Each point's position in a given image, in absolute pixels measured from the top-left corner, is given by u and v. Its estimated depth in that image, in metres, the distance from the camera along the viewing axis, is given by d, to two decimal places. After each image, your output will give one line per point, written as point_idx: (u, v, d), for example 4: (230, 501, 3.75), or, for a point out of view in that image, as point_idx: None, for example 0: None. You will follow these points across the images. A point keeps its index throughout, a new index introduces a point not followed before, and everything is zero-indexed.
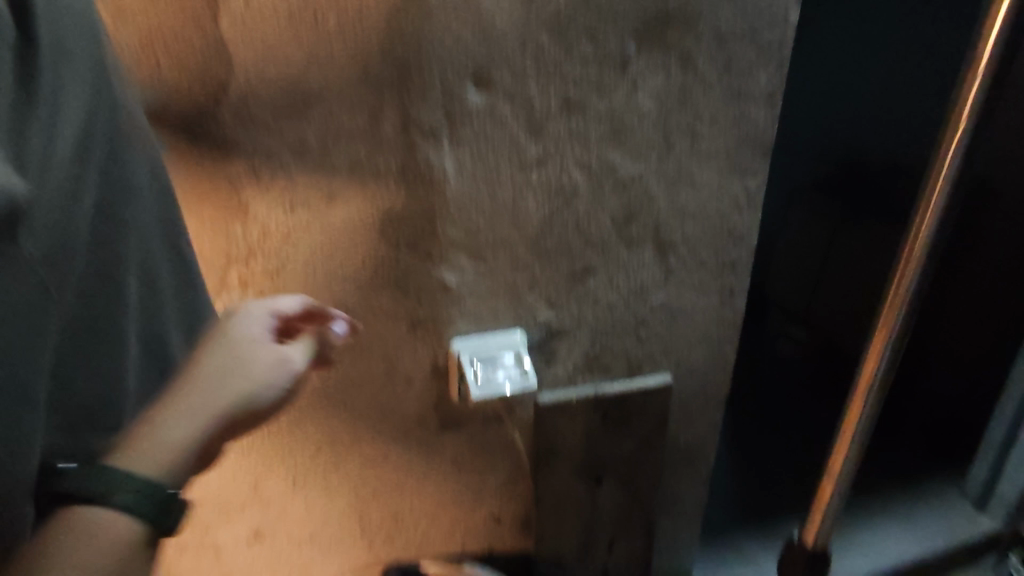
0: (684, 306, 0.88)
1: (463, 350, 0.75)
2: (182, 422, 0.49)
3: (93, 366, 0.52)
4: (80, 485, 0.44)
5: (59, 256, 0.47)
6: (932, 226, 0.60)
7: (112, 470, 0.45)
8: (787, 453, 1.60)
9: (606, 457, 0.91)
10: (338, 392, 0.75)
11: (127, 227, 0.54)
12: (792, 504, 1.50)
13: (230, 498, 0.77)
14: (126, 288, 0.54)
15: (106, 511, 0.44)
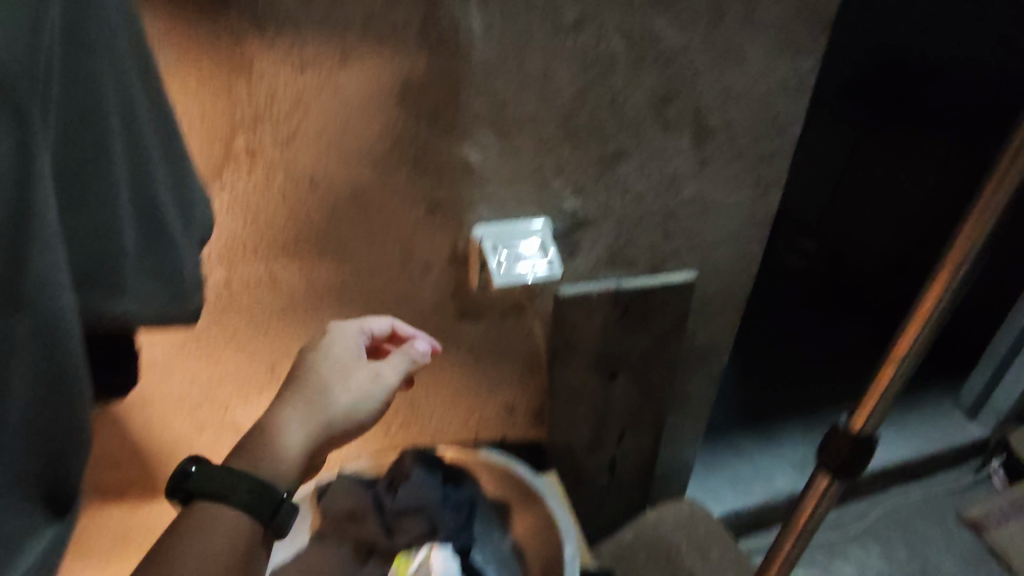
0: (716, 200, 0.83)
1: (485, 236, 0.71)
2: (304, 417, 0.56)
3: (88, 224, 0.44)
4: (203, 485, 0.50)
5: (23, 78, 0.38)
6: None
7: (233, 472, 0.51)
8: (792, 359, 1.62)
9: (622, 352, 0.90)
10: (353, 277, 0.72)
11: (104, 60, 0.43)
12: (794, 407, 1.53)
13: (247, 380, 0.75)
14: (115, 137, 0.44)
15: (227, 508, 0.50)
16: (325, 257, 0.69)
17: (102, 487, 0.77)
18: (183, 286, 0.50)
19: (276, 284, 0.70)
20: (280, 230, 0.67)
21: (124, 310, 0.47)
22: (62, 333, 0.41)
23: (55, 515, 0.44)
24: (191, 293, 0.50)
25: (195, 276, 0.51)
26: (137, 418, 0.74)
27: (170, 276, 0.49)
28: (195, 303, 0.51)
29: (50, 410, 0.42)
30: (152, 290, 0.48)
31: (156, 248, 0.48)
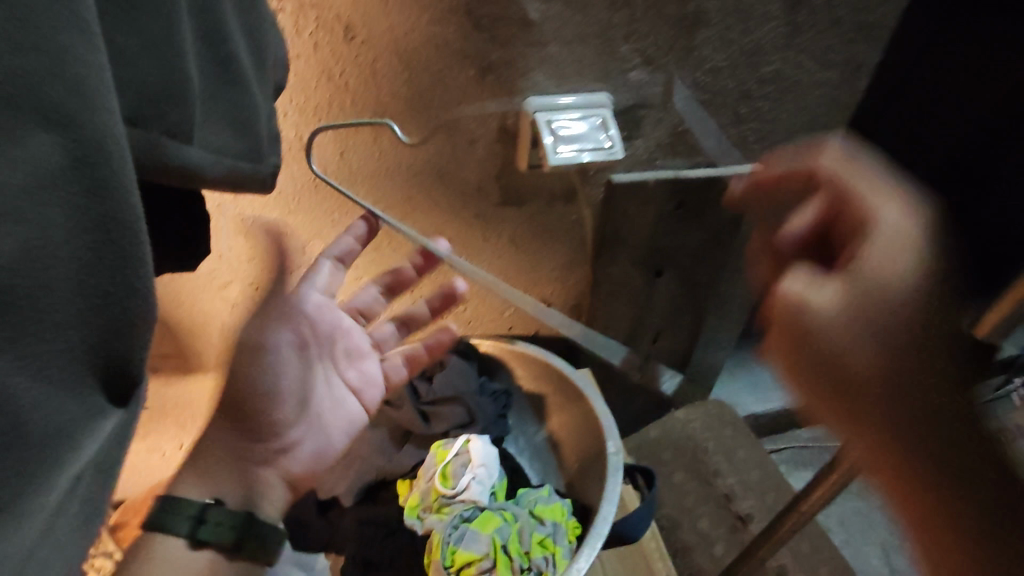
0: (800, 80, 0.73)
1: (539, 109, 0.63)
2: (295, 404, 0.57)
3: (140, 35, 0.32)
4: (165, 519, 0.50)
5: None
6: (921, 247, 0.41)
7: (187, 506, 0.50)
8: None
9: (671, 249, 0.84)
10: (391, 148, 0.64)
11: None
12: None
13: (277, 257, 0.70)
14: None
15: (190, 544, 0.50)
16: (362, 124, 0.62)
17: None
18: (258, 137, 0.42)
19: (309, 154, 0.63)
20: (313, 89, 0.59)
21: (200, 164, 0.36)
22: (113, 165, 0.28)
23: (111, 410, 0.33)
24: (265, 148, 0.43)
25: (267, 129, 0.44)
26: (163, 294, 0.69)
27: (244, 124, 0.41)
28: (271, 159, 0.45)
29: (96, 282, 0.29)
30: (230, 137, 0.39)
31: (223, 90, 0.39)
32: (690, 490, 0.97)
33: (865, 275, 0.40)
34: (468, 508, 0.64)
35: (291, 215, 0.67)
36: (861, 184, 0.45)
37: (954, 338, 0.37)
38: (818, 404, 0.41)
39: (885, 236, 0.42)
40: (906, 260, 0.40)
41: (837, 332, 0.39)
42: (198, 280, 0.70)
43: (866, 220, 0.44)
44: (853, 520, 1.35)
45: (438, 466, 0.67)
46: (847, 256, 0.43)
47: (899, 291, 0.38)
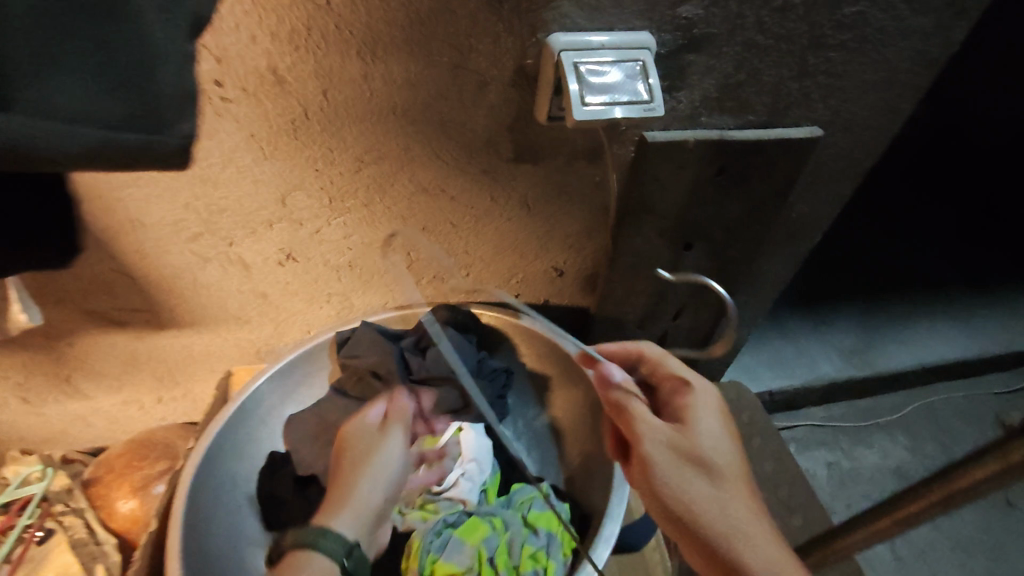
0: (885, 27, 0.60)
1: (567, 49, 0.51)
2: (356, 518, 0.57)
3: None
4: (322, 542, 0.53)
5: None
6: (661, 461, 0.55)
7: (336, 539, 0.53)
8: (859, 262, 1.51)
9: (704, 221, 0.73)
10: (384, 88, 0.53)
11: None
12: (848, 303, 1.47)
13: (253, 209, 0.61)
14: None
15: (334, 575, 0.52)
16: (349, 57, 0.50)
17: (100, 312, 0.68)
18: (156, 101, 0.32)
19: (285, 92, 0.52)
20: (287, 9, 0.47)
21: (27, 133, 0.29)
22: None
23: None
24: (169, 112, 0.33)
25: (176, 85, 0.33)
26: (124, 245, 0.61)
27: (127, 81, 0.31)
28: (180, 128, 0.34)
29: None
30: (95, 96, 0.31)
31: (80, 34, 0.29)
32: None
33: (720, 473, 0.54)
34: (455, 510, 0.60)
35: (266, 163, 0.57)
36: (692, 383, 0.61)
37: (723, 467, 0.54)
38: (653, 503, 0.55)
39: (705, 412, 0.58)
40: (717, 431, 0.57)
41: (691, 508, 0.52)
42: (163, 232, 0.61)
43: (690, 421, 0.58)
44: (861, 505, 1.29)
45: (429, 464, 0.64)
46: (677, 444, 0.56)
47: (723, 462, 0.55)
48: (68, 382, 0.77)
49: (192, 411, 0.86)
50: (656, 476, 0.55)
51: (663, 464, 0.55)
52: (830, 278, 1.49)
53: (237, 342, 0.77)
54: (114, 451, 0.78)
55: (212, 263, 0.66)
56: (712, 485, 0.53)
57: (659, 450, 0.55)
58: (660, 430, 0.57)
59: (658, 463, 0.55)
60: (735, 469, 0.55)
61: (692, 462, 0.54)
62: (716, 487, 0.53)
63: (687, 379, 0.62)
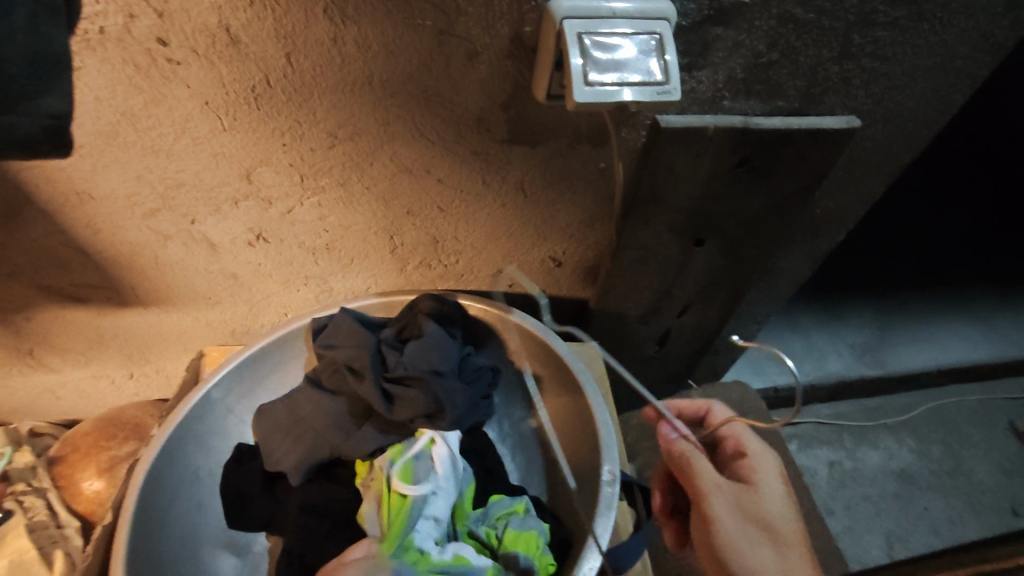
0: (947, 3, 0.51)
1: (570, 16, 0.43)
2: None
3: None
4: None
5: None
6: (725, 521, 0.53)
7: None
8: (879, 255, 1.44)
9: (719, 215, 0.66)
10: (357, 55, 0.46)
11: None
12: (866, 298, 1.40)
13: (215, 184, 0.55)
14: None
15: None
16: (314, 16, 0.43)
17: (56, 288, 0.63)
18: (7, 73, 0.28)
19: (243, 55, 0.45)
20: None
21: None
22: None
23: None
24: (25, 84, 0.29)
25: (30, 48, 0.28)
26: (72, 218, 0.55)
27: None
28: (41, 104, 0.30)
29: None
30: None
31: None
32: None
33: (785, 539, 0.53)
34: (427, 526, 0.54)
35: (225, 135, 0.51)
36: (754, 449, 0.61)
37: (787, 535, 0.54)
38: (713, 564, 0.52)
39: (766, 479, 0.59)
40: (777, 499, 0.57)
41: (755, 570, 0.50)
42: (116, 207, 0.55)
43: (750, 483, 0.57)
44: (860, 507, 1.24)
45: (394, 475, 0.56)
46: (743, 505, 0.55)
47: (786, 528, 0.54)
48: (32, 356, 0.72)
49: (166, 387, 0.82)
50: (722, 537, 0.53)
51: (728, 521, 0.53)
52: (847, 270, 1.41)
53: (208, 322, 0.72)
54: (81, 428, 0.73)
55: (174, 240, 0.60)
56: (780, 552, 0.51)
57: (722, 510, 0.54)
58: (724, 489, 0.56)
59: (724, 523, 0.53)
60: (798, 538, 0.54)
61: (758, 525, 0.53)
62: (782, 554, 0.51)
63: (750, 446, 0.62)
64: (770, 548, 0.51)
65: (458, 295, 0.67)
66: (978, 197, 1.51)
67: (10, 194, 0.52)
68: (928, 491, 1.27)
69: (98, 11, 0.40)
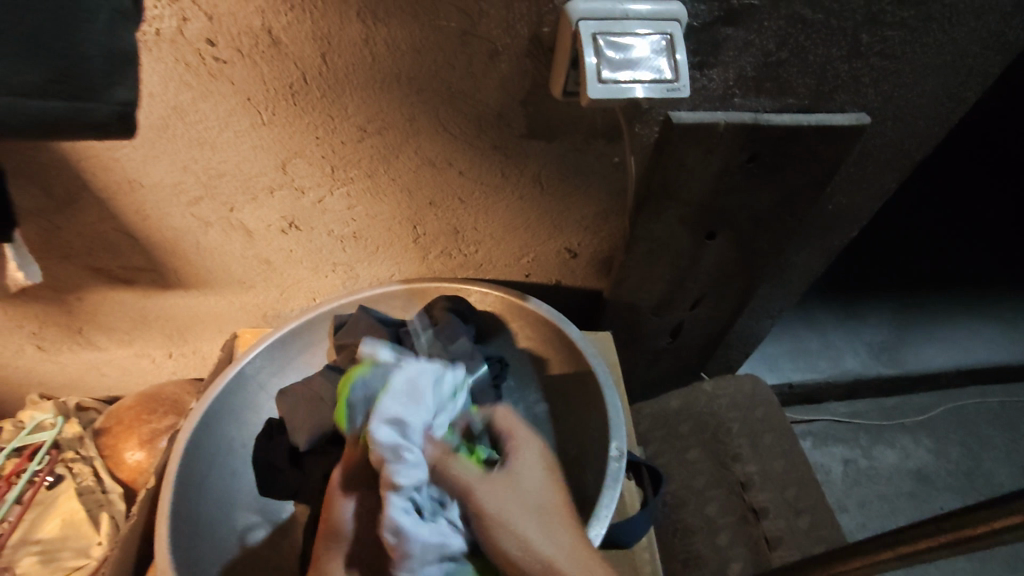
0: (955, 3, 0.53)
1: (585, 17, 0.46)
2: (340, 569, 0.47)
3: None
4: None
5: None
6: (493, 507, 0.43)
7: None
8: (898, 254, 1.43)
9: (731, 209, 0.68)
10: (387, 54, 0.50)
11: None
12: (884, 297, 1.39)
13: (253, 175, 0.59)
14: None
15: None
16: (349, 19, 0.47)
17: (106, 269, 0.68)
18: (88, 67, 0.31)
19: (283, 55, 0.49)
20: None
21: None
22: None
23: None
24: (100, 77, 0.32)
25: (103, 45, 0.31)
26: (123, 204, 0.60)
27: (40, 44, 0.30)
28: (114, 93, 0.32)
29: None
30: (9, 64, 0.29)
31: None
32: (704, 470, 0.88)
33: (552, 514, 0.43)
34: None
35: (265, 128, 0.55)
36: (525, 458, 0.48)
37: (556, 508, 0.44)
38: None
39: (534, 500, 0.44)
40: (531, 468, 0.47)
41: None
42: (162, 195, 0.60)
43: (528, 500, 0.44)
44: (874, 505, 1.24)
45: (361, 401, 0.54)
46: (507, 484, 0.45)
47: (545, 500, 0.45)
48: (81, 334, 0.78)
49: (201, 367, 0.87)
50: (499, 539, 0.42)
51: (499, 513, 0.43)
52: (866, 269, 1.42)
53: (243, 306, 0.77)
54: (124, 403, 0.78)
55: (214, 226, 0.64)
56: (554, 531, 0.42)
57: (484, 497, 0.44)
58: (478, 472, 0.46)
59: (490, 512, 0.43)
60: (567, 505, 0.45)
61: (525, 502, 0.44)
62: (559, 539, 0.42)
63: (519, 465, 0.47)
64: (534, 534, 0.42)
65: (476, 284, 0.70)
66: (1003, 198, 1.50)
67: (69, 181, 0.57)
68: (945, 492, 1.27)
69: (155, 15, 0.45)
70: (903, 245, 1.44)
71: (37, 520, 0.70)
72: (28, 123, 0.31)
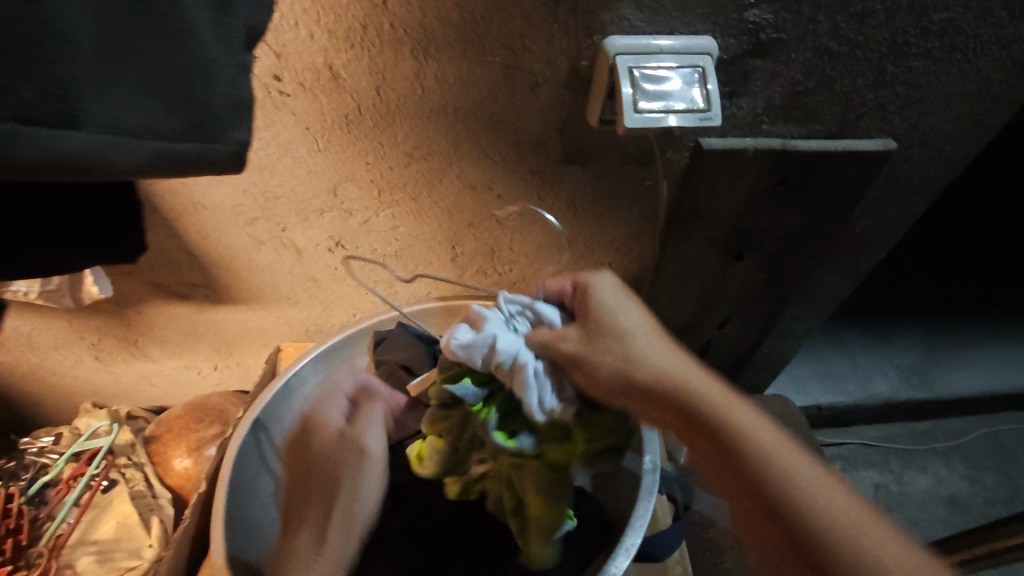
0: (979, 35, 0.55)
1: (622, 52, 0.49)
2: None
3: None
4: None
5: None
6: (587, 344, 0.49)
7: None
8: (927, 277, 1.43)
9: (760, 232, 0.70)
10: (436, 87, 0.53)
11: None
12: (913, 320, 1.38)
13: (306, 197, 0.63)
14: None
15: None
16: (403, 56, 0.51)
17: (165, 285, 0.73)
18: (214, 113, 0.34)
19: (341, 87, 0.53)
20: (344, 8, 0.47)
21: (95, 155, 0.29)
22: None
23: None
24: (226, 123, 0.35)
25: (228, 95, 0.34)
26: (186, 225, 0.65)
27: (182, 95, 0.32)
28: (235, 136, 0.36)
29: None
30: (157, 114, 0.31)
31: (140, 53, 0.30)
32: None
33: (645, 341, 0.48)
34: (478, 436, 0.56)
35: (320, 154, 0.59)
36: (605, 309, 0.51)
37: (653, 339, 0.49)
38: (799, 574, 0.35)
39: (623, 337, 0.49)
40: (626, 311, 0.51)
41: (852, 535, 0.35)
42: (222, 215, 0.64)
43: (637, 348, 0.48)
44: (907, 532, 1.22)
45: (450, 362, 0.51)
46: (597, 326, 0.50)
47: (638, 331, 0.49)
48: (135, 346, 0.82)
49: (244, 379, 0.91)
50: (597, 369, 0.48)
51: (592, 351, 0.49)
52: (894, 291, 1.41)
53: (287, 321, 0.81)
54: (174, 412, 0.82)
55: (266, 245, 0.68)
56: (650, 356, 0.47)
57: (578, 341, 0.50)
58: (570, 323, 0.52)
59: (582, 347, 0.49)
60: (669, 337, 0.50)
61: (613, 335, 0.49)
62: (659, 356, 0.47)
63: (606, 321, 0.50)
64: (631, 358, 0.47)
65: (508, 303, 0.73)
66: None
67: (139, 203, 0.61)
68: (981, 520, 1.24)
69: None
70: (932, 268, 1.43)
71: (92, 522, 0.75)
72: (160, 171, 0.33)
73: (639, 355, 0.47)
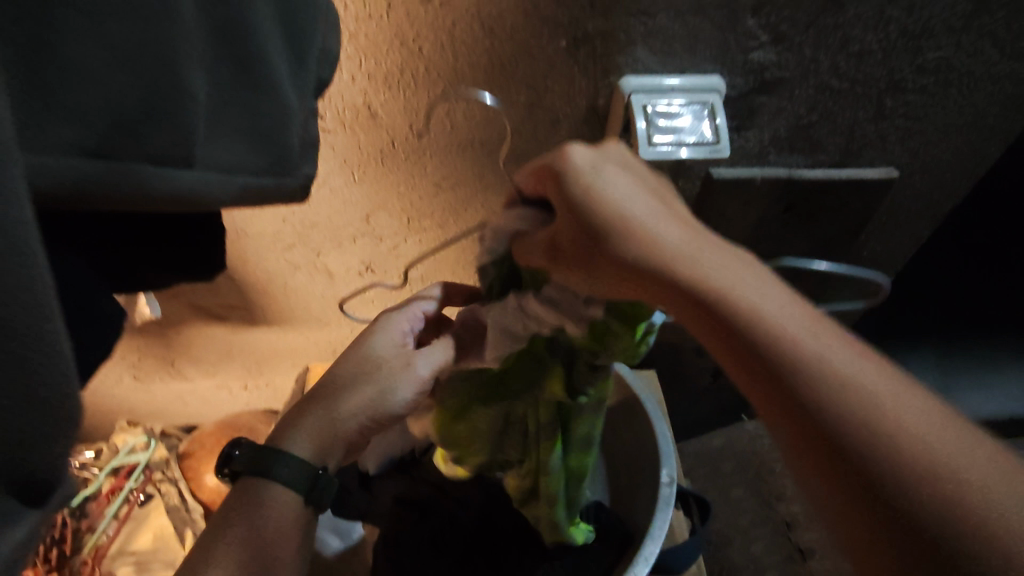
0: (971, 71, 0.58)
1: (636, 91, 0.54)
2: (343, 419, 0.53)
3: (123, 63, 0.28)
4: (272, 467, 0.49)
5: None
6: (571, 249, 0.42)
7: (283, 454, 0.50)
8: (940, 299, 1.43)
9: (769, 255, 0.73)
10: (465, 122, 0.58)
11: None
12: (927, 342, 1.39)
13: (341, 225, 0.68)
14: None
15: (269, 480, 0.49)
16: (435, 95, 0.55)
17: (204, 307, 0.77)
18: (287, 151, 0.38)
19: (377, 124, 0.57)
20: (384, 54, 0.52)
21: (197, 188, 0.33)
22: (21, 244, 0.21)
23: (26, 516, 0.25)
24: (295, 158, 0.40)
25: (298, 138, 0.39)
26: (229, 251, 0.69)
27: (266, 137, 0.36)
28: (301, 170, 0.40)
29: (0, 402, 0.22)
30: (245, 153, 0.36)
31: (232, 102, 0.34)
32: (749, 509, 0.89)
33: (626, 235, 0.39)
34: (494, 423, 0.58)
35: (356, 185, 0.64)
36: (577, 199, 0.40)
37: (637, 228, 0.39)
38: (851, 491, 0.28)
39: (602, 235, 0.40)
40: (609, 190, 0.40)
41: (921, 446, 0.27)
42: (262, 242, 0.69)
43: (620, 251, 0.39)
44: None
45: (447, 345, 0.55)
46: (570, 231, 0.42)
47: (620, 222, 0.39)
48: (172, 365, 0.86)
49: (273, 398, 0.94)
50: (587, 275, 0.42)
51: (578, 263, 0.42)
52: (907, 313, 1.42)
53: (316, 341, 0.85)
54: (206, 429, 0.85)
55: (301, 269, 0.73)
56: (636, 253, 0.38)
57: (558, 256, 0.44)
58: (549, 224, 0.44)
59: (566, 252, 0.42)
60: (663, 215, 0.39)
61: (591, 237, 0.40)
62: (653, 250, 0.38)
63: (578, 219, 0.40)
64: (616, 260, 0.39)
65: None
66: None
67: None
68: None
69: None
70: (945, 290, 1.44)
71: (130, 535, 0.78)
72: (241, 200, 0.37)
73: (635, 259, 0.38)
